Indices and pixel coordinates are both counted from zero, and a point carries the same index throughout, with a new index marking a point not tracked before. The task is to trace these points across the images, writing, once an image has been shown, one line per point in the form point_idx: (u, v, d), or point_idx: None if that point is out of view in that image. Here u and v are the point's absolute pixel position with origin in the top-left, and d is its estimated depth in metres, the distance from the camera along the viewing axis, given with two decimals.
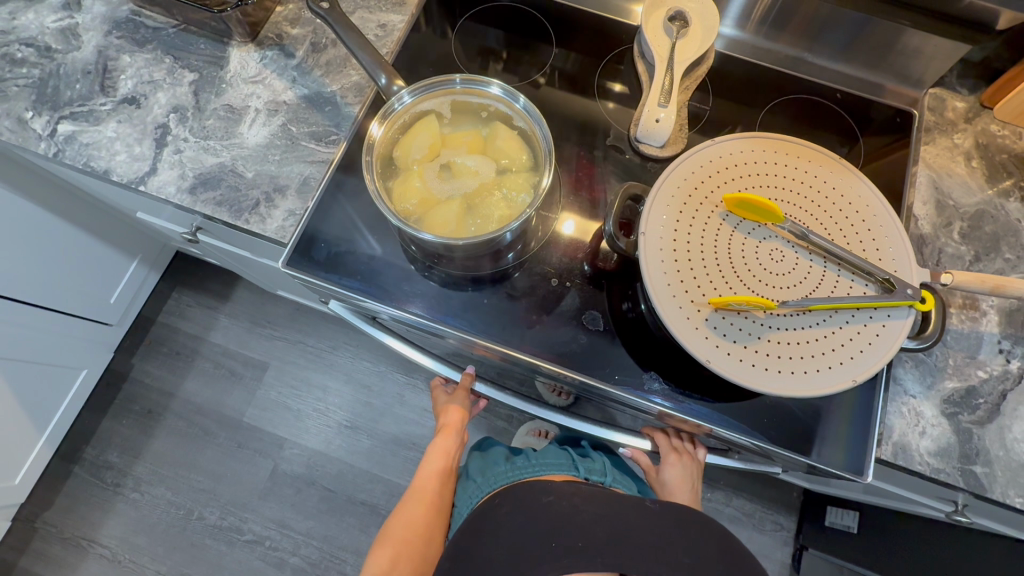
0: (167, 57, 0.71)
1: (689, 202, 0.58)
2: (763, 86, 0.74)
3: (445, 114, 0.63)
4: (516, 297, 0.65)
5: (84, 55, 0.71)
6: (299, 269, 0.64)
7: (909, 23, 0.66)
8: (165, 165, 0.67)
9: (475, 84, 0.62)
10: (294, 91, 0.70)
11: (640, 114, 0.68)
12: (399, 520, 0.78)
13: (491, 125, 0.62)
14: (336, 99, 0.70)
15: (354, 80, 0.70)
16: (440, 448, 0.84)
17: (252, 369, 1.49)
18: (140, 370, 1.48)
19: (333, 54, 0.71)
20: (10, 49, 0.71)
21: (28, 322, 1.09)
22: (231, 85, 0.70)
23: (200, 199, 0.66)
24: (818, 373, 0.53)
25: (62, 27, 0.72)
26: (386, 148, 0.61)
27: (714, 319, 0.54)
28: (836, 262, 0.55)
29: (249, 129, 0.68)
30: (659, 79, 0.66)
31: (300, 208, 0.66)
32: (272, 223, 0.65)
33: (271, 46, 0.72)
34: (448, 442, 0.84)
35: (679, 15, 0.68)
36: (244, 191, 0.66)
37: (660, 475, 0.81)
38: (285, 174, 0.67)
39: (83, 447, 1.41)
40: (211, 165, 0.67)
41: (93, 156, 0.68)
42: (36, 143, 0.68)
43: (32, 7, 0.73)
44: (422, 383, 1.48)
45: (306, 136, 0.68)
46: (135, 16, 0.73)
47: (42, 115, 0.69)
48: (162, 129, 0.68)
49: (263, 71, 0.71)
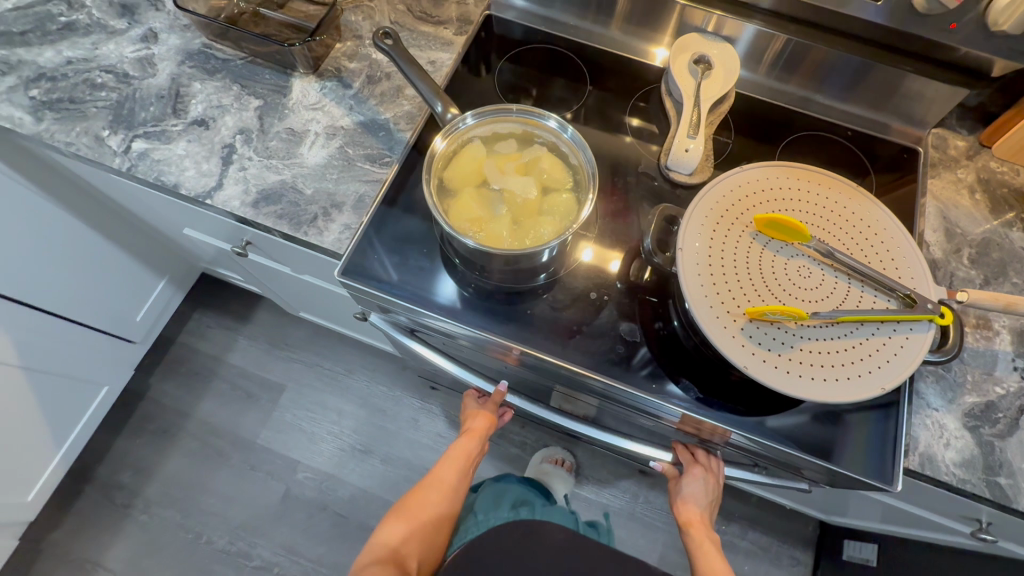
0: (235, 85, 0.77)
1: (721, 221, 0.62)
2: (777, 124, 0.81)
3: (499, 139, 0.69)
4: (558, 309, 0.68)
5: (159, 81, 0.77)
6: (354, 278, 0.67)
7: (911, 68, 0.73)
8: (230, 181, 0.71)
9: (530, 114, 0.68)
10: (351, 117, 0.76)
11: (670, 146, 0.74)
12: (417, 500, 0.81)
13: (542, 150, 0.68)
14: (389, 126, 0.76)
15: (407, 109, 0.77)
16: (464, 449, 0.86)
17: (269, 391, 1.52)
18: (158, 390, 1.51)
19: (387, 86, 0.78)
20: (91, 75, 0.77)
21: (49, 333, 1.11)
22: (294, 111, 0.76)
23: (262, 212, 0.69)
24: (849, 382, 0.56)
25: (139, 57, 0.79)
26: (443, 164, 0.66)
27: (749, 328, 0.57)
28: (860, 278, 0.60)
29: (310, 150, 0.73)
30: (688, 115, 0.72)
31: (354, 222, 0.70)
32: (329, 236, 0.69)
33: (331, 78, 0.79)
34: (471, 444, 0.87)
35: (702, 59, 0.76)
36: (303, 206, 0.70)
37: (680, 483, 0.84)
38: (342, 191, 0.71)
39: (96, 465, 1.42)
40: (274, 182, 0.71)
41: (163, 171, 0.71)
42: (111, 158, 0.72)
43: (113, 39, 0.80)
44: (436, 408, 1.51)
45: (362, 158, 0.73)
46: (208, 48, 0.80)
47: (118, 134, 0.73)
48: (228, 149, 0.73)
49: (323, 100, 0.77)
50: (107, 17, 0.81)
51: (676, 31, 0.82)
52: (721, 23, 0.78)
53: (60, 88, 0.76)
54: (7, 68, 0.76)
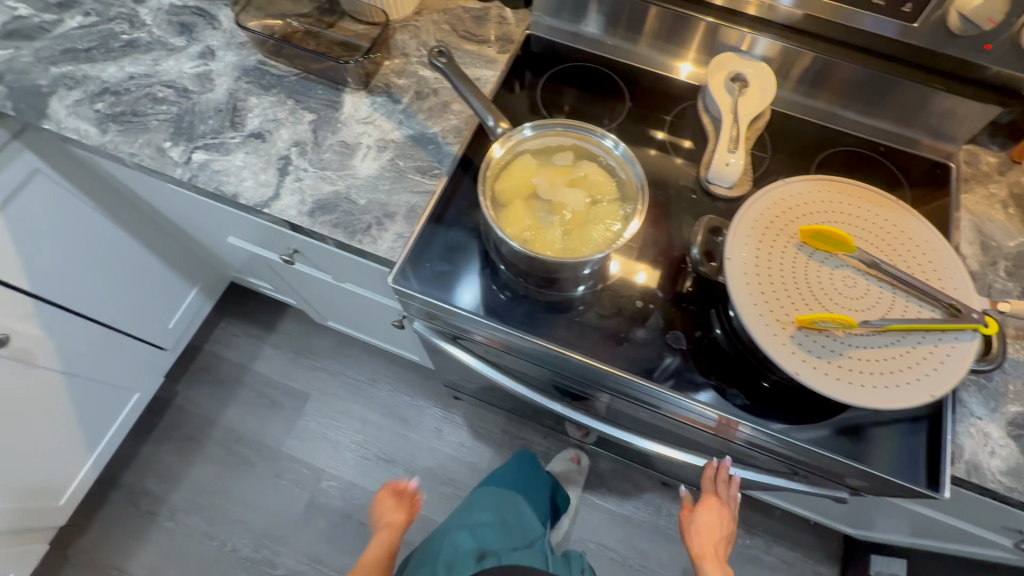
0: (289, 100, 0.80)
1: (766, 232, 0.64)
2: (811, 139, 0.83)
3: (550, 152, 0.71)
4: (605, 316, 0.70)
5: (217, 96, 0.80)
6: (407, 285, 0.69)
7: (943, 87, 0.76)
8: (287, 192, 0.73)
9: (582, 130, 0.71)
10: (401, 131, 0.79)
11: (709, 160, 0.77)
12: None
13: (592, 165, 0.70)
14: (438, 139, 0.79)
15: (454, 123, 0.80)
16: (382, 544, 0.97)
17: (294, 399, 1.54)
18: (184, 397, 1.52)
19: (435, 102, 0.82)
20: (153, 89, 0.80)
21: (87, 337, 1.13)
22: (346, 125, 0.79)
23: (318, 221, 0.72)
24: (898, 389, 0.57)
25: (198, 72, 0.82)
26: (496, 175, 0.69)
27: (799, 336, 0.59)
28: (904, 289, 0.61)
29: (362, 163, 0.76)
30: (727, 131, 0.75)
31: (407, 231, 0.72)
32: (383, 244, 0.71)
33: (380, 93, 0.82)
34: (390, 536, 0.98)
35: (739, 77, 0.80)
36: (357, 216, 0.72)
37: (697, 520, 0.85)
38: (394, 202, 0.73)
39: (123, 472, 1.43)
40: (328, 193, 0.74)
41: (222, 181, 0.74)
42: (173, 168, 0.75)
43: (173, 56, 0.83)
44: (459, 417, 1.52)
45: (412, 170, 0.76)
46: (263, 65, 0.83)
47: (179, 145, 0.76)
48: (284, 160, 0.76)
49: (373, 114, 0.80)
50: (166, 36, 0.85)
51: (710, 50, 0.85)
52: (755, 43, 0.80)
53: (124, 101, 0.79)
54: (73, 83, 0.80)
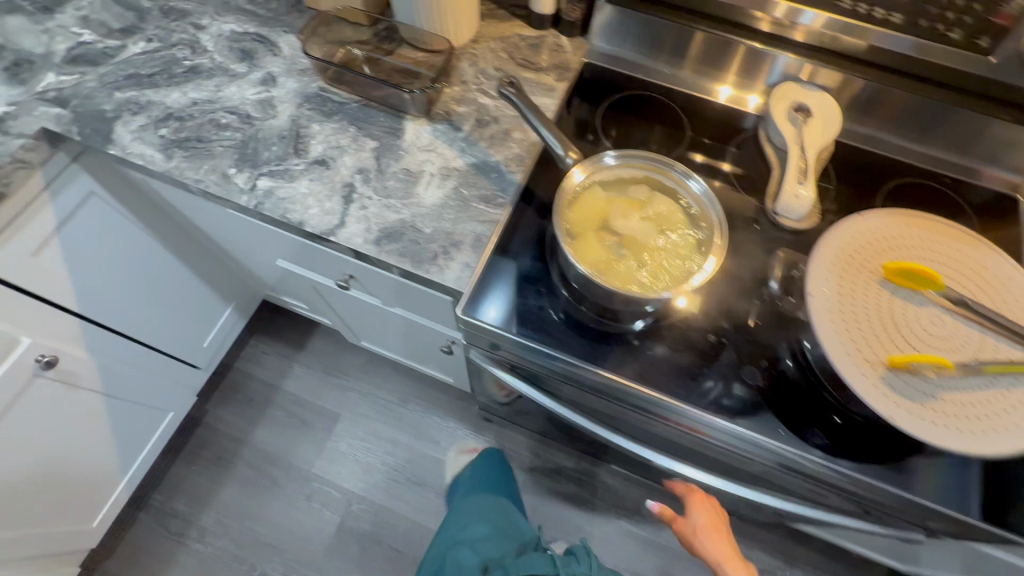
0: (351, 127, 0.81)
1: (847, 267, 0.63)
2: (873, 170, 0.83)
3: (624, 184, 0.71)
4: (676, 350, 0.68)
5: (280, 122, 0.80)
6: (476, 316, 0.69)
7: (1004, 116, 0.74)
8: (353, 220, 0.73)
9: (659, 164, 0.70)
10: (464, 159, 0.79)
11: (776, 191, 0.76)
12: None
13: (666, 199, 0.70)
14: (500, 167, 0.78)
15: (516, 152, 0.80)
16: None
17: (324, 419, 1.52)
18: (214, 416, 1.51)
19: (496, 130, 0.81)
20: (216, 115, 0.80)
21: (127, 357, 1.12)
22: (408, 152, 0.79)
23: (385, 249, 0.71)
24: (997, 434, 0.55)
25: (260, 99, 0.82)
26: (569, 203, 0.68)
27: (888, 377, 0.58)
28: (995, 328, 0.60)
29: (426, 191, 0.76)
30: (795, 162, 0.75)
31: (475, 262, 0.71)
32: (450, 274, 0.70)
33: (441, 121, 0.82)
34: None
35: (802, 108, 0.80)
36: (424, 245, 0.72)
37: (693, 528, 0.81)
38: (460, 231, 0.73)
39: (151, 492, 1.42)
40: (394, 221, 0.73)
41: (288, 208, 0.74)
42: (238, 195, 0.75)
43: (235, 82, 0.84)
44: (490, 440, 1.50)
45: (476, 199, 0.76)
46: (324, 92, 0.84)
47: (244, 172, 0.76)
48: (349, 188, 0.76)
49: (435, 142, 0.80)
50: (228, 62, 0.86)
51: (769, 80, 0.85)
52: (814, 72, 0.80)
53: (188, 127, 0.79)
54: (137, 108, 0.80)
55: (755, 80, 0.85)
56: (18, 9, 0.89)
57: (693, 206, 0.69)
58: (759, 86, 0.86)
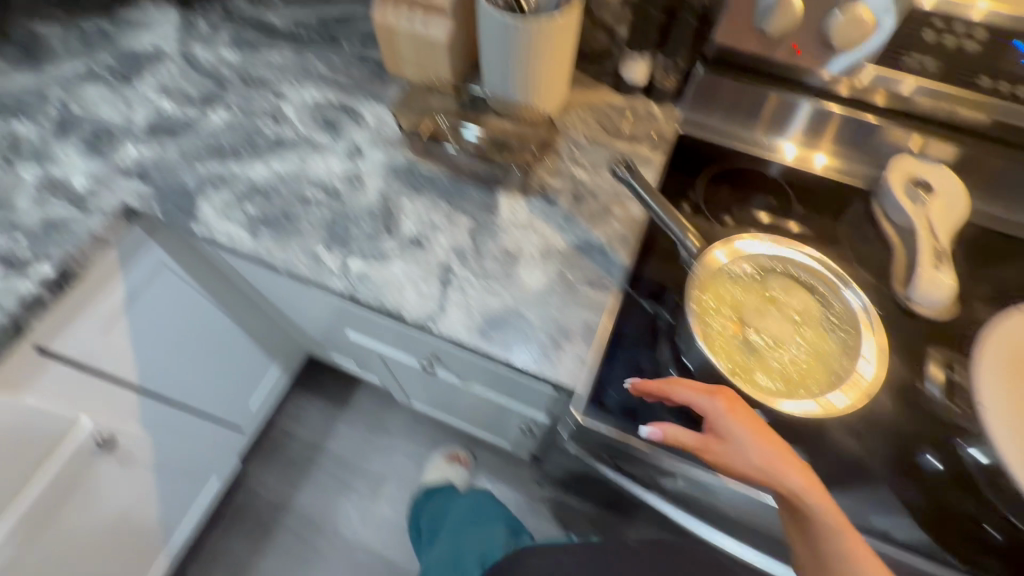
0: (443, 203, 0.77)
1: (1015, 371, 0.64)
2: (996, 252, 0.78)
3: (768, 277, 0.65)
4: (821, 459, 0.60)
5: (370, 198, 0.77)
6: (595, 419, 0.62)
7: None
8: (453, 306, 0.68)
9: (818, 264, 0.65)
10: (564, 238, 0.74)
11: (907, 275, 0.71)
12: None
13: (814, 296, 0.64)
14: (604, 247, 0.74)
15: (618, 230, 0.75)
16: None
17: (368, 483, 1.45)
18: (254, 478, 1.44)
19: (595, 206, 0.77)
20: (302, 190, 0.77)
21: (176, 427, 1.06)
22: (505, 231, 0.74)
23: (490, 340, 0.66)
24: None
25: (347, 173, 0.79)
26: (705, 290, 0.63)
27: None
28: None
29: (528, 274, 0.71)
30: (928, 244, 0.70)
31: (589, 354, 0.65)
32: (563, 369, 0.64)
33: (537, 196, 0.78)
34: None
35: (922, 183, 0.76)
36: (532, 335, 0.66)
37: (710, 418, 0.55)
38: (569, 319, 0.68)
39: (188, 562, 1.34)
40: (497, 308, 0.68)
41: (384, 293, 0.69)
42: (330, 278, 0.70)
43: (320, 154, 0.81)
44: (544, 508, 1.42)
45: (582, 282, 0.71)
46: (412, 164, 0.80)
47: (334, 252, 0.72)
48: (446, 270, 0.71)
49: (533, 219, 0.75)
50: (312, 132, 0.83)
51: (874, 151, 0.81)
52: (926, 144, 0.77)
53: (274, 202, 0.76)
54: (221, 183, 0.77)
55: (821, 138, 0.82)
56: (98, 78, 0.87)
57: (848, 310, 0.63)
58: (825, 144, 0.83)
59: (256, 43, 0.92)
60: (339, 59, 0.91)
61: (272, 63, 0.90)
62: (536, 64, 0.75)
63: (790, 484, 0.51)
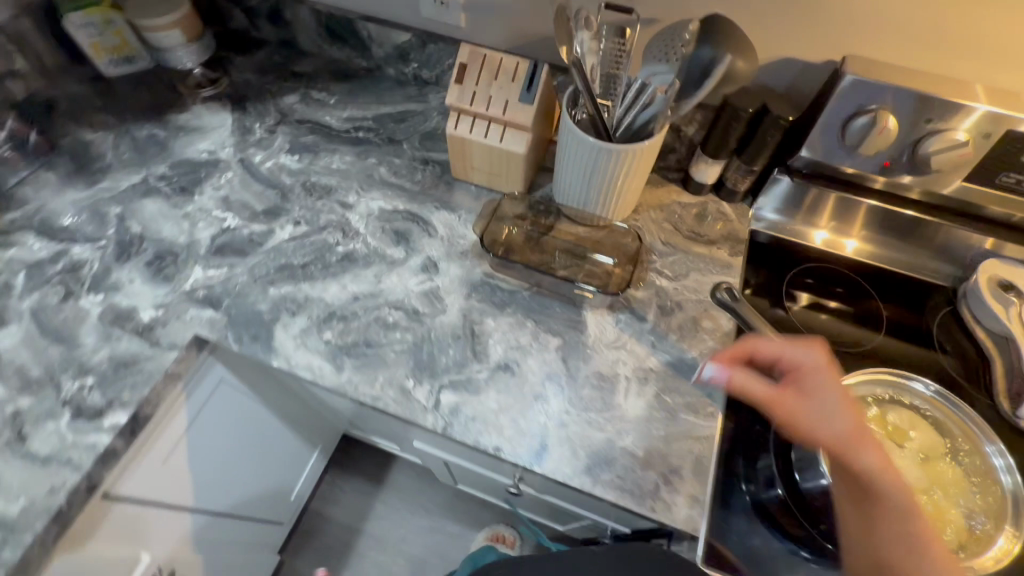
0: (528, 320, 0.74)
1: None
2: None
3: (891, 410, 0.68)
4: None
5: (451, 318, 0.74)
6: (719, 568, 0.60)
7: None
8: (554, 442, 0.65)
9: (941, 400, 0.68)
10: (657, 357, 0.72)
11: (1012, 387, 0.71)
12: None
13: (944, 441, 0.66)
14: (699, 366, 0.72)
15: (711, 345, 0.73)
16: None
17: (412, 567, 1.39)
18: (292, 568, 1.38)
19: (683, 319, 0.75)
20: (381, 312, 0.74)
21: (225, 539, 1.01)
22: (597, 351, 0.72)
23: (598, 480, 0.63)
24: None
25: (424, 289, 0.76)
26: None
27: None
28: None
29: (626, 400, 0.69)
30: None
31: (703, 493, 0.63)
32: (679, 512, 0.62)
33: (622, 309, 0.76)
34: None
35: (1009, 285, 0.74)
36: (640, 472, 0.64)
37: (802, 368, 0.55)
38: (676, 452, 0.65)
39: None
40: (600, 442, 0.66)
41: (482, 431, 0.66)
42: (422, 414, 0.67)
43: (394, 270, 0.78)
44: None
45: (684, 408, 0.68)
46: (490, 278, 0.78)
47: (423, 384, 0.69)
48: (542, 400, 0.68)
49: (622, 336, 0.73)
50: (383, 245, 0.80)
51: (926, 241, 0.79)
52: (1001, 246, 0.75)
53: (353, 329, 0.73)
54: (296, 307, 0.74)
55: (852, 225, 0.81)
56: (154, 191, 0.84)
57: (982, 463, 0.65)
58: (857, 231, 0.82)
59: (314, 147, 0.90)
60: (401, 161, 0.90)
61: (334, 168, 0.88)
62: (621, 181, 0.74)
63: (867, 459, 0.50)
